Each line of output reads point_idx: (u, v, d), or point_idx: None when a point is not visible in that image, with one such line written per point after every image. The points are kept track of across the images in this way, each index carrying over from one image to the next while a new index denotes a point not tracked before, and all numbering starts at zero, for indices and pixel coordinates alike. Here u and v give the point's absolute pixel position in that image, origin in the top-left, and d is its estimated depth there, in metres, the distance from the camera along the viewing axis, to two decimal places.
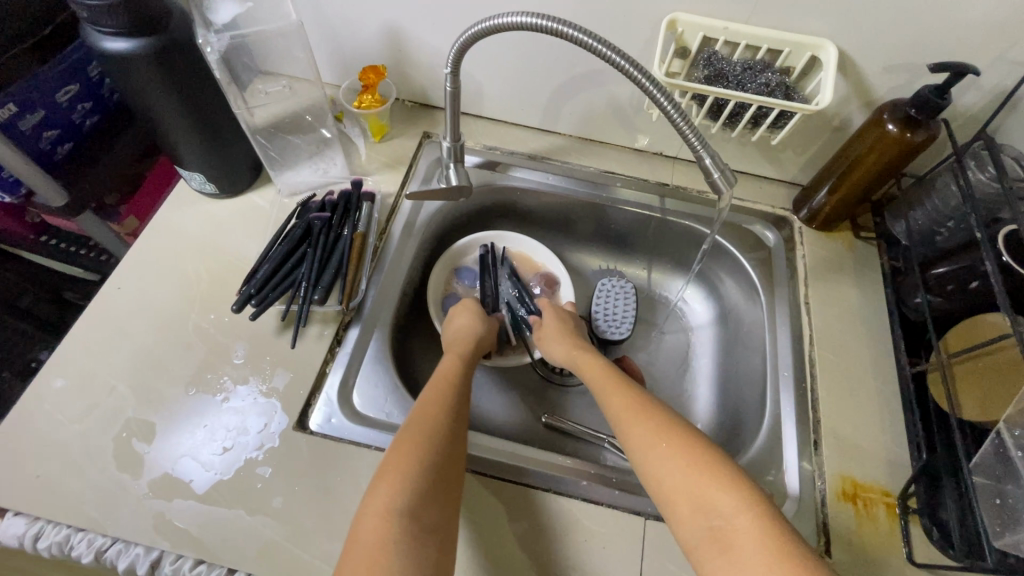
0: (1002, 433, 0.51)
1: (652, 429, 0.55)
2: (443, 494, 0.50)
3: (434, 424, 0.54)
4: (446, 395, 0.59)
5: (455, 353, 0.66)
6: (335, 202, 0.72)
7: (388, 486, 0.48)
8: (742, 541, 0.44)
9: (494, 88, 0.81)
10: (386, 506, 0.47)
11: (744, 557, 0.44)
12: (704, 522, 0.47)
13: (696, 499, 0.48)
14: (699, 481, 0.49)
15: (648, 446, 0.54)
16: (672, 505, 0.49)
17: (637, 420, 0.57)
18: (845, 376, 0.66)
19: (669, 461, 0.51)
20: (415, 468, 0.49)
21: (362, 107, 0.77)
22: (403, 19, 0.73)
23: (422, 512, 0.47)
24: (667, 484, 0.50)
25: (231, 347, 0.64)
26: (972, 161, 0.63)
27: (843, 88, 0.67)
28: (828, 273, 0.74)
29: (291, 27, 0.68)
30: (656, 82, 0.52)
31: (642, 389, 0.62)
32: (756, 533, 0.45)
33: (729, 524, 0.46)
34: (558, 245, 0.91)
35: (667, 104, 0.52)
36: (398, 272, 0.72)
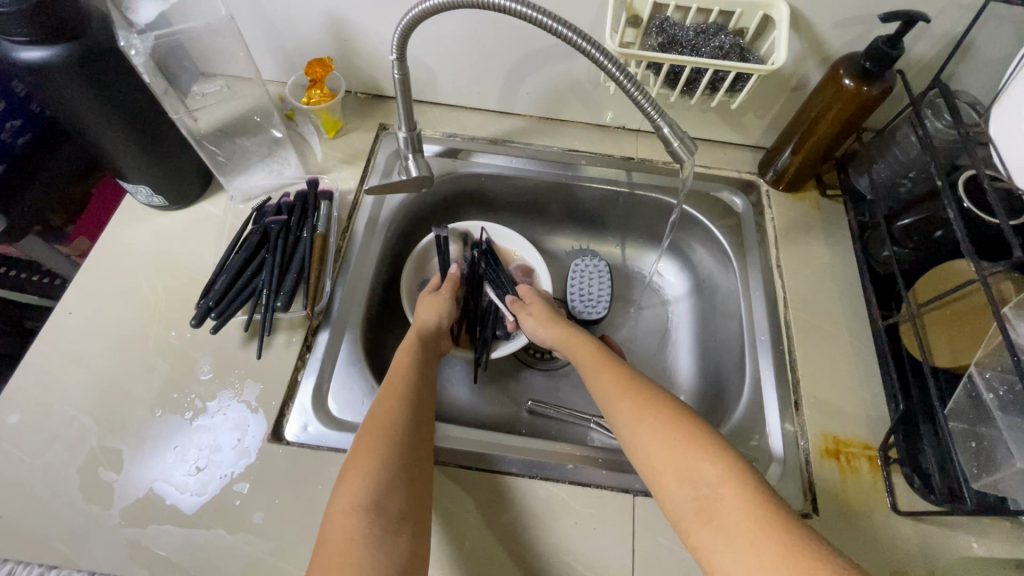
0: (974, 376, 0.51)
1: (636, 405, 0.55)
2: (412, 481, 0.50)
3: (393, 416, 0.54)
4: (408, 383, 0.58)
5: (407, 343, 0.65)
6: (291, 203, 0.69)
7: (353, 481, 0.48)
8: (728, 509, 0.44)
9: (447, 72, 0.78)
10: (352, 502, 0.47)
11: (728, 525, 0.44)
12: (687, 491, 0.47)
13: (681, 469, 0.48)
14: (683, 450, 0.49)
15: (635, 420, 0.53)
16: (657, 476, 0.49)
17: (622, 396, 0.56)
18: (820, 335, 0.67)
19: (656, 435, 0.51)
20: (377, 462, 0.49)
21: (311, 102, 0.74)
22: (345, 7, 0.70)
23: (388, 502, 0.47)
24: (652, 457, 0.50)
25: (196, 364, 0.61)
26: (929, 110, 0.62)
27: (798, 47, 0.66)
28: (798, 234, 0.74)
29: (222, 22, 0.65)
30: (605, 51, 0.51)
31: (624, 362, 0.62)
32: (741, 500, 0.45)
33: (712, 492, 0.46)
34: (529, 228, 0.90)
35: (621, 75, 0.51)
36: (365, 269, 0.70)
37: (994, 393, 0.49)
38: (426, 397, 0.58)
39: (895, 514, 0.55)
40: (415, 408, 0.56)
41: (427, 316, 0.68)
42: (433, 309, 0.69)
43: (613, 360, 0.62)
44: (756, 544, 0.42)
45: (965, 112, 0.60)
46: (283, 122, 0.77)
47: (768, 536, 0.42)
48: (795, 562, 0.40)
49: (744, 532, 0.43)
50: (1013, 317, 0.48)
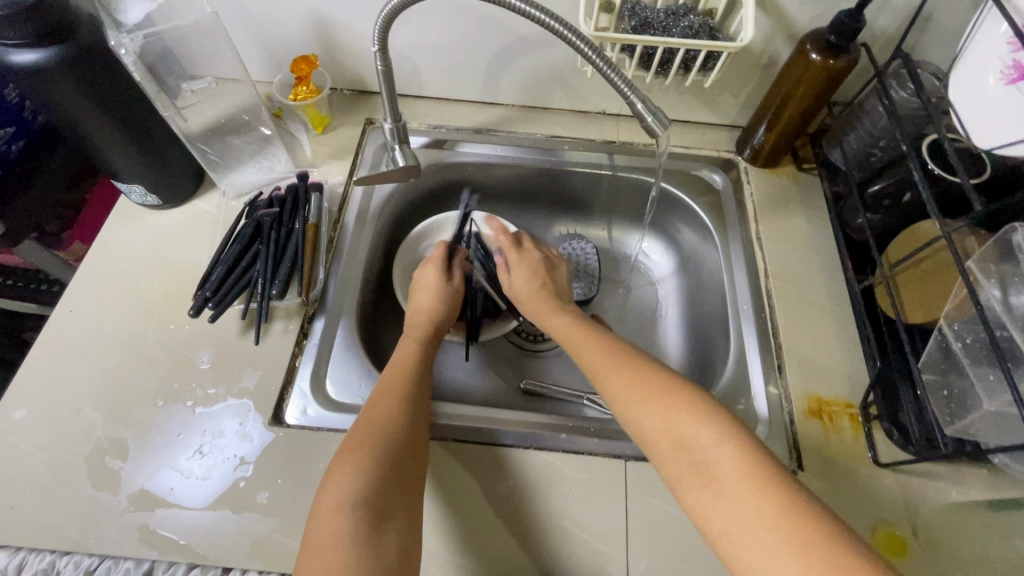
0: (944, 329, 0.53)
1: (632, 379, 0.56)
2: (399, 477, 0.51)
3: (386, 412, 0.55)
4: (400, 376, 0.60)
5: (408, 338, 0.67)
6: (283, 197, 0.70)
7: (340, 477, 0.49)
8: (726, 472, 0.46)
9: (430, 65, 0.80)
10: (337, 498, 0.48)
11: (728, 485, 0.45)
12: (683, 458, 0.49)
13: (676, 436, 0.50)
14: (677, 417, 0.51)
15: (631, 394, 0.55)
16: (656, 445, 0.51)
17: (616, 371, 0.58)
18: (800, 302, 0.69)
19: (652, 407, 0.53)
20: (367, 458, 0.50)
21: (298, 99, 0.76)
22: (327, 5, 0.72)
23: (373, 499, 0.48)
24: (648, 427, 0.52)
25: (196, 355, 0.63)
26: (893, 81, 0.65)
27: (766, 25, 0.68)
28: (776, 208, 0.76)
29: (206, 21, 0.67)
30: (577, 31, 0.53)
31: (615, 339, 0.63)
32: (736, 460, 0.46)
33: (708, 456, 0.47)
34: (516, 216, 0.92)
35: (594, 55, 0.53)
36: (357, 258, 0.72)
37: (963, 342, 0.51)
38: (421, 394, 0.59)
39: (877, 466, 0.57)
40: (411, 405, 0.57)
41: (421, 304, 0.72)
42: (427, 299, 0.72)
43: (606, 338, 0.64)
44: (754, 502, 0.43)
45: (926, 80, 0.63)
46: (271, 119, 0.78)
47: (763, 496, 0.43)
48: (789, 521, 0.42)
49: (741, 491, 0.44)
50: (979, 277, 0.49)
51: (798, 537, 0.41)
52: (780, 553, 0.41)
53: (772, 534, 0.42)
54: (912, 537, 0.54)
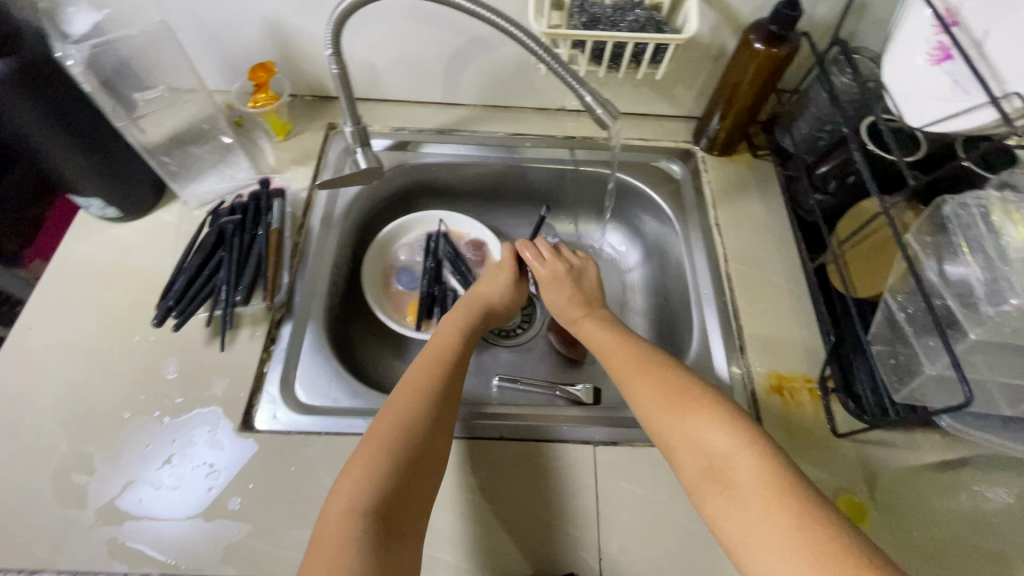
0: (888, 300, 0.56)
1: (660, 383, 0.56)
2: (413, 482, 0.50)
3: (408, 414, 0.54)
4: (425, 379, 0.58)
5: (445, 332, 0.66)
6: (245, 204, 0.70)
7: (355, 482, 0.49)
8: (744, 478, 0.46)
9: (389, 68, 0.81)
10: (350, 504, 0.47)
11: (744, 492, 0.46)
12: (700, 461, 0.49)
13: (696, 440, 0.50)
14: (700, 422, 0.51)
15: (657, 396, 0.55)
16: (675, 447, 0.51)
17: (644, 374, 0.57)
18: (758, 283, 0.71)
19: (678, 412, 0.53)
20: (384, 464, 0.50)
21: (258, 106, 0.76)
22: (281, 11, 0.72)
23: (386, 507, 0.48)
24: (671, 430, 0.52)
25: (162, 365, 0.63)
26: (833, 67, 0.67)
27: (712, 17, 0.71)
28: (733, 194, 0.79)
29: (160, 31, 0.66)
30: (523, 27, 0.54)
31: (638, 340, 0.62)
32: (756, 467, 0.47)
33: (728, 462, 0.48)
34: (484, 214, 0.92)
35: (541, 50, 0.55)
36: (323, 262, 0.72)
37: (905, 312, 0.54)
38: (449, 396, 0.58)
39: (836, 437, 0.59)
40: (435, 403, 0.56)
41: (487, 292, 0.72)
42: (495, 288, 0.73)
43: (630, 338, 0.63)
44: (770, 511, 0.44)
45: (864, 65, 0.65)
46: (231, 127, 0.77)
47: (780, 503, 0.44)
48: (801, 530, 0.42)
49: (758, 498, 0.45)
50: (919, 255, 0.51)
51: (808, 545, 0.41)
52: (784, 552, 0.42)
53: (782, 542, 0.42)
54: (870, 502, 0.56)
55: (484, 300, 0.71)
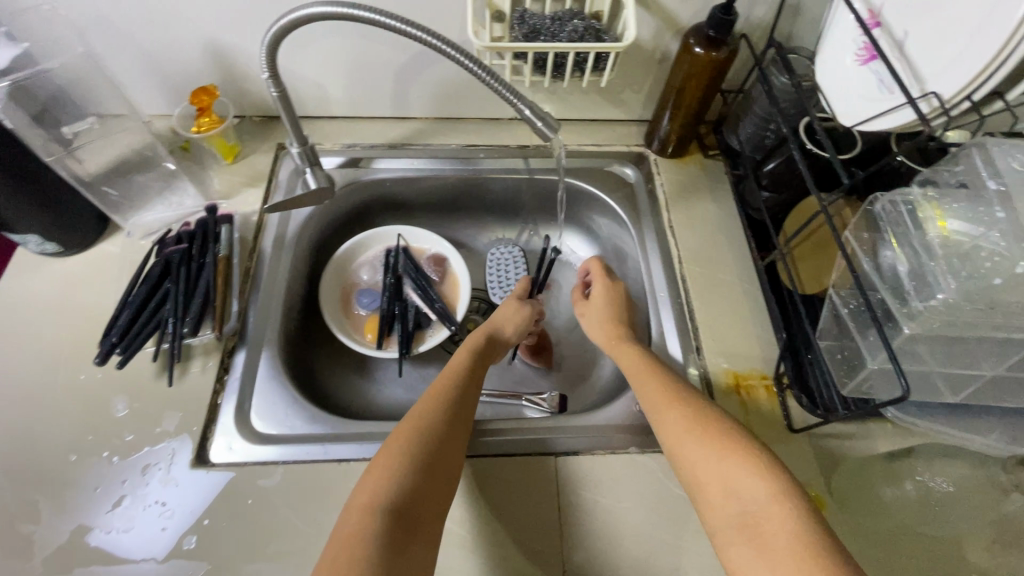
0: (833, 296, 0.56)
1: (685, 419, 0.54)
2: (433, 482, 0.51)
3: (429, 420, 0.55)
4: (445, 407, 0.57)
5: (465, 348, 0.67)
6: (192, 231, 0.69)
7: (377, 479, 0.49)
8: (773, 529, 0.44)
9: (336, 85, 0.80)
10: (370, 499, 0.48)
11: (773, 548, 0.43)
12: (729, 504, 0.47)
13: (726, 484, 0.48)
14: (733, 468, 0.49)
15: (684, 430, 0.53)
16: (705, 489, 0.49)
17: (672, 407, 0.56)
18: (713, 283, 0.72)
19: (704, 445, 0.51)
20: (404, 465, 0.50)
21: (201, 131, 0.75)
22: (219, 33, 0.71)
23: (405, 504, 0.48)
24: (702, 470, 0.50)
25: (111, 403, 0.61)
26: (772, 67, 0.68)
27: (653, 22, 0.71)
28: (686, 195, 0.80)
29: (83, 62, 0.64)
30: (455, 44, 0.54)
31: (669, 370, 0.61)
32: (789, 521, 0.44)
33: (758, 512, 0.45)
34: (444, 226, 0.92)
35: (473, 66, 0.54)
36: (276, 286, 0.71)
37: (849, 308, 0.55)
38: (465, 407, 0.59)
39: (792, 433, 0.60)
40: (456, 411, 0.57)
41: (500, 319, 0.72)
42: (513, 318, 0.73)
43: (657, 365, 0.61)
44: (798, 562, 0.41)
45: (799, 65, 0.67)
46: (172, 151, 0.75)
47: (810, 563, 0.41)
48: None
49: (786, 556, 0.42)
50: (856, 248, 0.52)
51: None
52: None
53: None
54: (827, 497, 0.56)
55: (501, 327, 0.72)
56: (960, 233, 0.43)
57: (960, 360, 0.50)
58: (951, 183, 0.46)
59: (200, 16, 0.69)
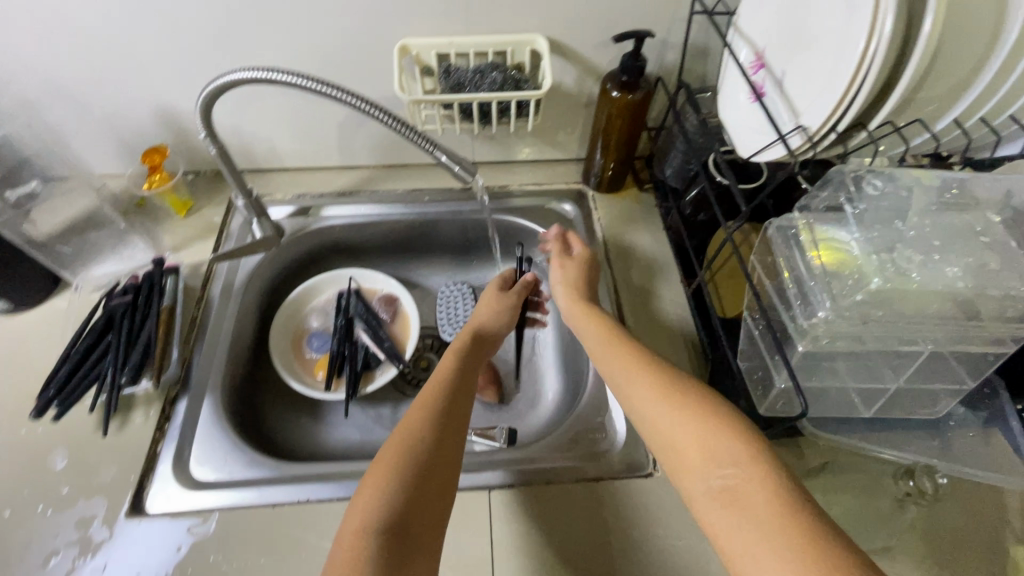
0: (747, 319, 0.58)
1: (654, 393, 0.52)
2: (431, 487, 0.51)
3: (417, 423, 0.55)
4: (434, 409, 0.57)
5: (451, 348, 0.67)
6: (138, 284, 0.71)
7: (364, 505, 0.48)
8: (750, 491, 0.41)
9: (285, 140, 0.85)
10: (360, 525, 0.47)
11: (753, 513, 0.40)
12: (701, 473, 0.45)
13: (704, 449, 0.46)
14: (701, 430, 0.47)
15: (655, 402, 0.52)
16: (680, 458, 0.47)
17: (641, 377, 0.55)
18: (648, 311, 0.74)
19: (672, 416, 0.50)
20: (394, 475, 0.50)
21: (153, 188, 0.79)
22: (170, 98, 0.76)
23: (399, 520, 0.47)
24: (675, 441, 0.48)
25: (50, 456, 0.62)
26: (685, 108, 0.73)
27: (575, 70, 0.77)
28: (622, 228, 0.83)
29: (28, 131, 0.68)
30: (367, 100, 0.57)
31: (635, 342, 0.60)
32: (765, 482, 0.42)
33: (735, 475, 0.43)
34: (396, 267, 0.94)
35: (388, 119, 0.57)
36: (223, 334, 0.73)
37: (760, 330, 0.57)
38: (458, 404, 0.59)
39: None
40: (448, 409, 0.57)
41: (480, 318, 0.72)
42: (491, 308, 0.73)
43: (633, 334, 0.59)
44: (776, 523, 0.39)
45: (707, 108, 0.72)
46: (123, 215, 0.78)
47: (788, 518, 0.39)
48: (822, 572, 0.35)
49: (766, 515, 0.39)
50: (761, 272, 0.55)
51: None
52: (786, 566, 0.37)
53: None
54: None
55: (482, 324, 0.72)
56: (848, 244, 0.45)
57: (862, 375, 0.51)
58: (819, 209, 0.50)
59: (150, 83, 0.74)
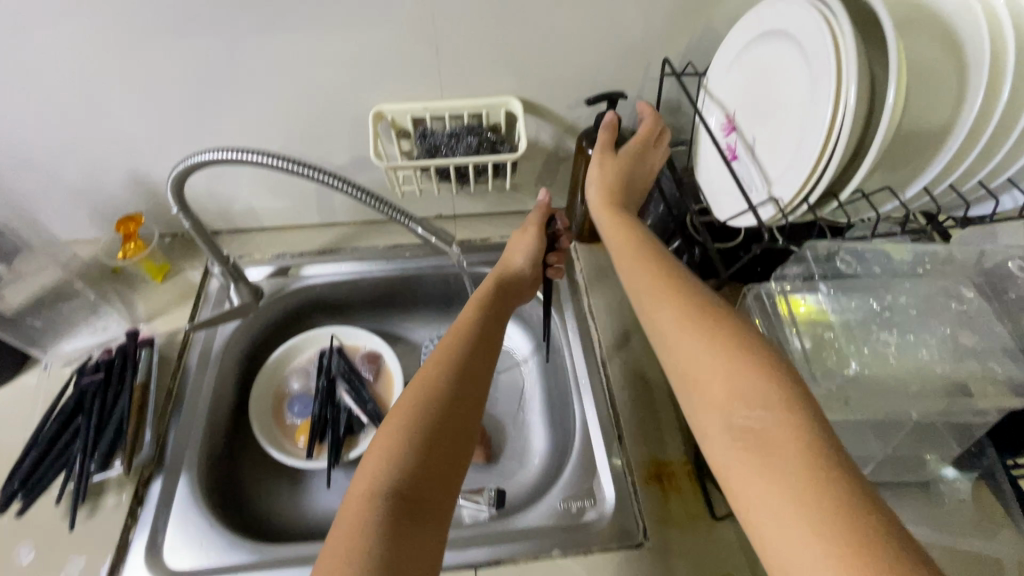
0: None
1: (681, 322, 0.48)
2: (442, 452, 0.47)
3: (431, 382, 0.51)
4: (449, 365, 0.53)
5: (471, 302, 0.62)
6: (110, 360, 0.70)
7: (373, 465, 0.45)
8: (781, 437, 0.38)
9: (263, 201, 0.85)
10: (367, 488, 0.44)
11: (783, 462, 0.37)
12: (728, 428, 0.41)
13: (732, 387, 0.42)
14: (731, 366, 0.43)
15: (681, 330, 0.47)
16: (702, 394, 0.44)
17: (667, 301, 0.50)
18: (632, 368, 0.74)
19: (700, 347, 0.45)
20: (404, 436, 0.47)
21: (127, 257, 0.78)
22: (145, 167, 0.76)
23: (409, 483, 0.45)
24: (699, 373, 0.44)
25: (14, 550, 0.59)
26: (659, 166, 0.74)
27: (550, 128, 0.77)
28: (604, 279, 0.83)
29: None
30: (337, 176, 0.58)
31: (667, 259, 0.56)
32: (798, 429, 0.38)
33: (765, 417, 0.40)
34: (379, 322, 0.93)
35: (358, 194, 0.59)
36: (200, 406, 0.71)
37: None
38: (475, 357, 0.55)
39: (716, 520, 0.61)
40: (464, 365, 0.54)
41: (508, 264, 0.69)
42: (522, 251, 0.70)
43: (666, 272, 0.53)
44: (805, 471, 0.36)
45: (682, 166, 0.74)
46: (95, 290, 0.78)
47: (818, 470, 0.36)
48: (853, 531, 0.33)
49: (795, 463, 0.37)
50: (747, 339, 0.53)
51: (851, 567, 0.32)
52: (807, 521, 0.34)
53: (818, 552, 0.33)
54: None
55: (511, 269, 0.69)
56: (821, 305, 0.49)
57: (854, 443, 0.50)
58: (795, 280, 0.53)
59: (124, 154, 0.73)
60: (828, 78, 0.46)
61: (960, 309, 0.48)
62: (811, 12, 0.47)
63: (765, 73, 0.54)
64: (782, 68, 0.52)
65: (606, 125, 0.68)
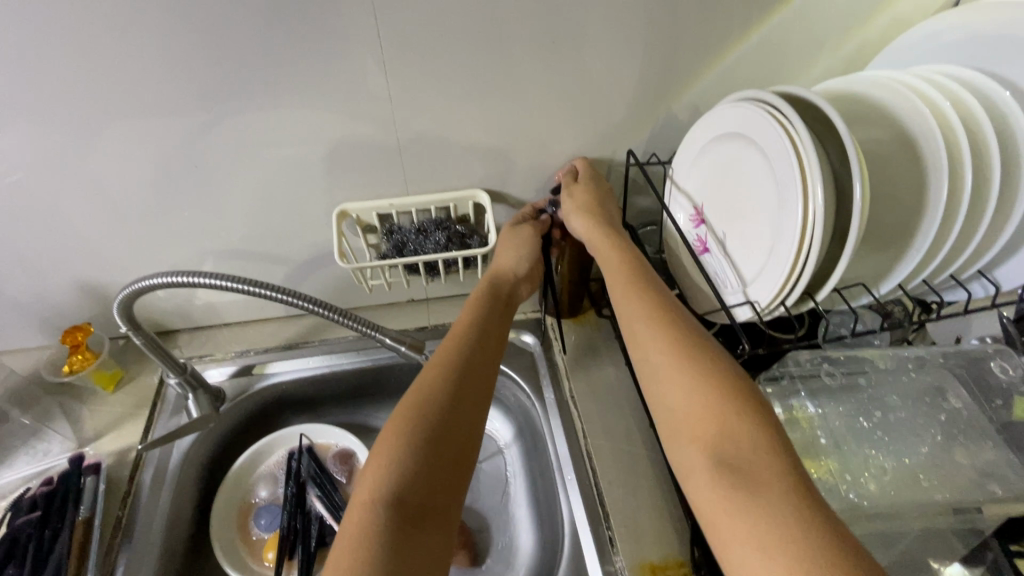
0: None
1: (674, 352, 0.50)
2: (445, 465, 0.49)
3: (434, 391, 0.52)
4: (450, 377, 0.54)
5: (469, 307, 0.63)
6: (49, 492, 0.65)
7: (376, 470, 0.47)
8: (761, 474, 0.40)
9: (223, 299, 0.80)
10: (371, 495, 0.45)
11: (760, 496, 0.39)
12: (708, 458, 0.43)
13: (720, 420, 0.44)
14: (719, 403, 0.45)
15: (671, 360, 0.49)
16: (689, 422, 0.46)
17: (658, 328, 0.52)
18: (621, 457, 0.70)
19: (692, 380, 0.47)
20: (407, 443, 0.48)
21: (72, 371, 0.73)
22: (93, 275, 0.71)
23: (410, 492, 0.46)
24: (689, 402, 0.47)
25: None
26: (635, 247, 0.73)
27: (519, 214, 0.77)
28: (585, 360, 0.80)
29: None
30: (295, 291, 0.60)
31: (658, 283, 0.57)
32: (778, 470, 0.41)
33: (746, 453, 0.42)
34: (351, 414, 0.88)
35: (317, 306, 0.61)
36: (155, 534, 0.65)
37: None
38: (474, 372, 0.56)
39: None
40: (465, 378, 0.55)
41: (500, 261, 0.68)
42: (514, 247, 0.68)
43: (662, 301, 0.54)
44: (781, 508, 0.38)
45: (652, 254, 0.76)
46: (34, 409, 0.73)
47: (792, 512, 0.38)
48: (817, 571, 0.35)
49: (771, 500, 0.39)
50: None
51: (806, 557, 0.35)
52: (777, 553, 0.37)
53: (778, 538, 0.37)
54: None
55: (500, 272, 0.67)
56: (810, 412, 0.57)
57: None
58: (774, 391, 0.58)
59: (70, 264, 0.69)
60: (794, 188, 0.46)
61: (952, 419, 0.57)
62: (774, 125, 0.47)
63: (732, 171, 0.56)
64: (746, 171, 0.54)
65: (564, 171, 0.70)
